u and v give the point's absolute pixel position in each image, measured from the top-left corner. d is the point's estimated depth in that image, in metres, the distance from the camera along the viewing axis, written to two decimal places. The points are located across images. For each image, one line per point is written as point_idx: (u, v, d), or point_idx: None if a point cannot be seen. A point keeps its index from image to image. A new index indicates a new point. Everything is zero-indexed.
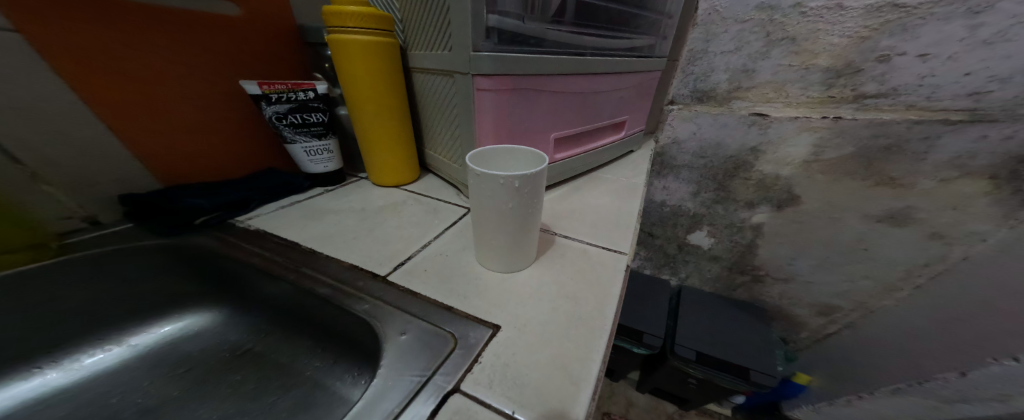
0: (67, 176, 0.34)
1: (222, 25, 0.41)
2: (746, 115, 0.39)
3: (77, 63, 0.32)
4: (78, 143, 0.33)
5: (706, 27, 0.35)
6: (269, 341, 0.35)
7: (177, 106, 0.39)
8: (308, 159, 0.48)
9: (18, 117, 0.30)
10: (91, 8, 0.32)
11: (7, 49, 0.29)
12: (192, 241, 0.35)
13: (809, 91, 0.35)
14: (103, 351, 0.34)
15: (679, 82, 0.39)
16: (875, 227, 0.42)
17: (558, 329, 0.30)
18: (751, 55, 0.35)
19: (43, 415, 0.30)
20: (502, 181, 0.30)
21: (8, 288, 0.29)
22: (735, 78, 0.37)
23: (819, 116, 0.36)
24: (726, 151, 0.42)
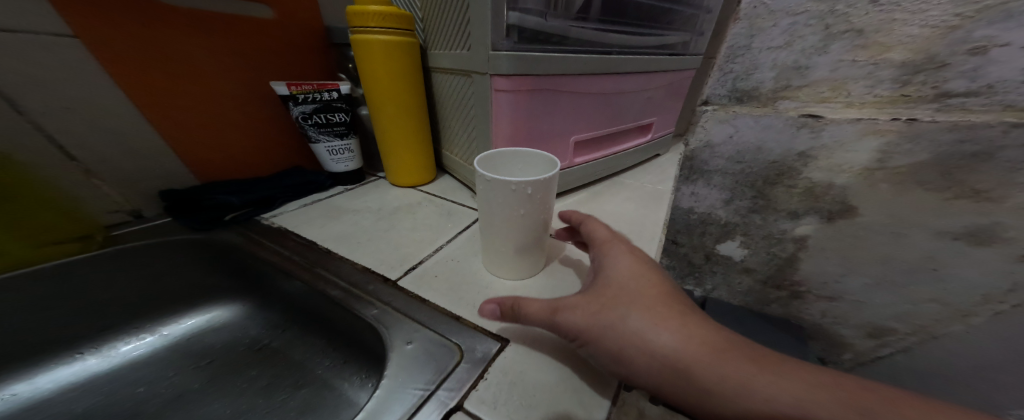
0: (115, 172, 0.36)
1: (256, 27, 0.43)
2: (794, 116, 0.23)
3: (124, 63, 0.34)
4: (124, 141, 0.36)
5: (749, 23, 0.22)
6: (285, 338, 0.37)
7: (213, 105, 0.41)
8: (330, 159, 0.50)
9: (73, 115, 0.32)
10: (138, 11, 0.34)
11: (64, 52, 0.31)
12: (220, 236, 0.37)
13: (875, 89, 0.20)
14: (138, 339, 0.35)
15: (714, 82, 0.25)
16: (951, 246, 0.22)
17: (569, 348, 0.28)
18: (805, 50, 0.21)
19: (81, 399, 0.31)
20: (514, 187, 0.28)
21: (56, 275, 0.31)
22: (785, 77, 0.23)
23: (887, 117, 0.20)
24: (767, 157, 0.25)
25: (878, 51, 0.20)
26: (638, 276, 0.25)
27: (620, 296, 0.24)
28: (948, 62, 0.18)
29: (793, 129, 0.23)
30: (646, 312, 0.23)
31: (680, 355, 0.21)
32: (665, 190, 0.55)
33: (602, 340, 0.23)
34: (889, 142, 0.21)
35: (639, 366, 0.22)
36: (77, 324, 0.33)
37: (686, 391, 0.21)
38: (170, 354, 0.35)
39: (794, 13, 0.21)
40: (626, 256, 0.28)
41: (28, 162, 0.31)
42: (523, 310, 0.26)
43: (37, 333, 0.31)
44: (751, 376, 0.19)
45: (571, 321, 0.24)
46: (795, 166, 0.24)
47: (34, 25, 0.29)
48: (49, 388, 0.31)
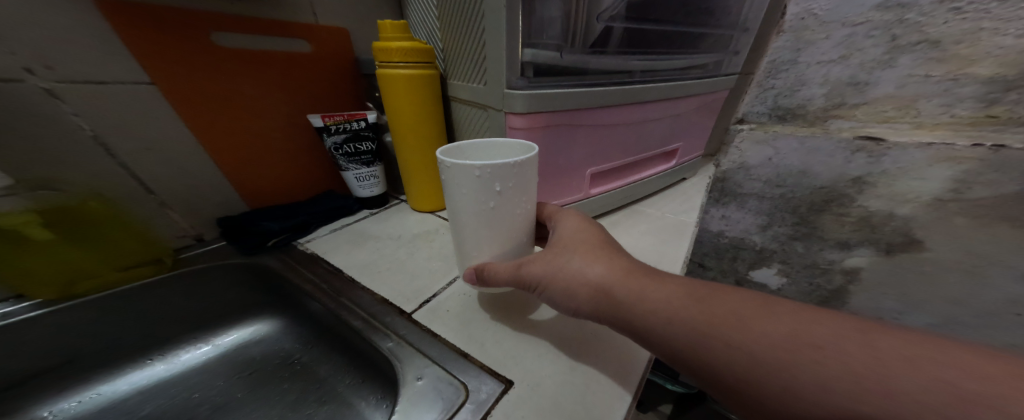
0: (183, 202, 0.42)
1: (297, 63, 0.47)
2: (848, 139, 0.23)
3: (188, 101, 0.39)
4: (191, 174, 0.42)
5: (795, 34, 0.23)
6: (312, 353, 0.40)
7: (261, 137, 0.46)
8: (358, 185, 0.53)
9: (155, 156, 0.39)
10: (202, 53, 0.39)
11: (148, 103, 0.37)
12: (262, 261, 0.42)
13: (957, 109, 0.20)
14: (196, 348, 0.41)
15: (751, 98, 0.27)
16: None
17: (574, 396, 0.27)
18: (865, 63, 0.22)
19: (150, 401, 0.37)
20: (476, 173, 0.26)
21: (138, 294, 0.38)
22: (837, 94, 0.23)
23: (971, 143, 0.20)
24: (816, 180, 0.26)
25: (961, 65, 0.20)
26: (581, 229, 0.32)
27: (566, 245, 0.30)
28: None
29: (847, 152, 0.24)
30: (582, 254, 0.29)
31: (606, 281, 0.27)
32: (689, 222, 0.53)
33: (555, 281, 0.29)
34: (967, 169, 0.21)
35: (583, 296, 0.28)
36: (150, 329, 0.39)
37: (612, 309, 0.27)
38: (220, 362, 0.40)
39: (854, 23, 0.21)
40: (571, 217, 0.34)
41: (118, 196, 0.37)
42: (490, 268, 0.31)
43: (121, 339, 0.38)
44: (649, 292, 0.26)
45: (532, 270, 0.29)
46: (848, 192, 0.25)
47: (122, 76, 0.35)
48: (126, 390, 0.37)
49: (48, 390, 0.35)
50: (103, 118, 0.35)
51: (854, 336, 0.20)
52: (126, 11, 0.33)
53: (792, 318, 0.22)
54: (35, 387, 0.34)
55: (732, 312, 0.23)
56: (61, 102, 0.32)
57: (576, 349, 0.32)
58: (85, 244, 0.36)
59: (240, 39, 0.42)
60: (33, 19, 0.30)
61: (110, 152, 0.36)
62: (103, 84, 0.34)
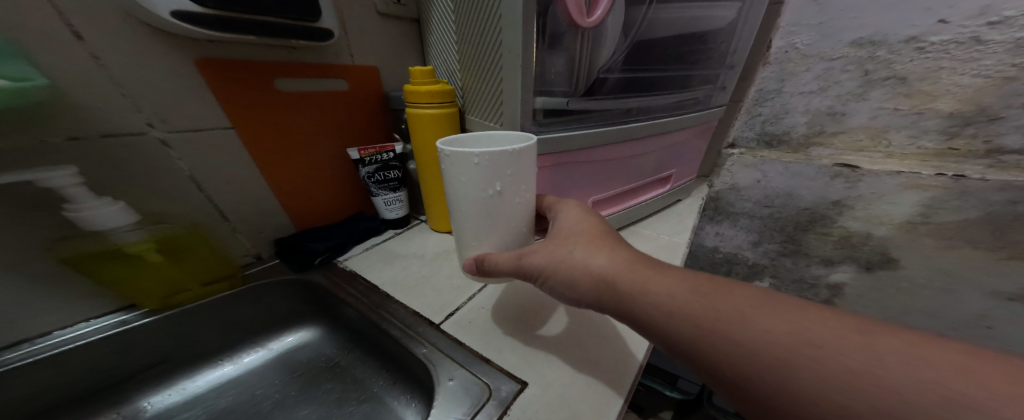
0: (248, 226, 0.48)
1: (336, 100, 0.54)
2: (829, 165, 0.40)
3: (254, 135, 0.46)
4: (255, 202, 0.48)
5: (783, 65, 0.41)
6: (350, 358, 0.47)
7: (308, 166, 0.53)
8: (385, 208, 0.60)
9: (229, 188, 0.45)
10: (266, 94, 0.45)
11: (227, 144, 0.44)
12: (310, 278, 0.48)
13: (920, 141, 0.36)
14: (256, 352, 0.47)
15: (744, 124, 0.46)
16: (1006, 304, 0.36)
17: (577, 394, 0.33)
18: (843, 95, 0.38)
19: (220, 396, 0.43)
20: (478, 160, 0.29)
21: (215, 305, 0.44)
22: (819, 122, 0.41)
23: (932, 172, 0.35)
24: (800, 203, 0.44)
25: (923, 101, 0.34)
26: (580, 221, 0.36)
27: (567, 237, 0.34)
28: (1001, 114, 0.31)
29: (832, 175, 0.40)
30: (584, 246, 0.33)
31: (606, 272, 0.32)
32: (681, 242, 0.59)
33: (558, 271, 0.33)
34: (933, 194, 0.35)
35: (585, 286, 0.32)
36: (220, 335, 0.46)
37: (612, 297, 0.31)
38: (274, 364, 0.46)
39: (832, 58, 0.37)
40: (572, 209, 0.38)
41: (204, 223, 0.44)
42: (492, 259, 0.34)
43: (196, 345, 0.44)
44: (652, 285, 0.30)
45: (534, 260, 0.33)
46: (830, 213, 0.42)
47: (211, 123, 0.42)
48: (200, 386, 0.43)
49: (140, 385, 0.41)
50: (197, 158, 0.42)
51: (854, 339, 0.24)
52: (217, 66, 0.40)
53: (790, 319, 0.25)
54: (131, 383, 0.41)
55: (733, 310, 0.27)
56: (169, 148, 0.40)
57: (580, 356, 0.37)
58: (184, 265, 0.42)
59: (298, 82, 0.49)
60: (153, 84, 0.37)
61: (201, 188, 0.43)
62: (198, 131, 0.41)
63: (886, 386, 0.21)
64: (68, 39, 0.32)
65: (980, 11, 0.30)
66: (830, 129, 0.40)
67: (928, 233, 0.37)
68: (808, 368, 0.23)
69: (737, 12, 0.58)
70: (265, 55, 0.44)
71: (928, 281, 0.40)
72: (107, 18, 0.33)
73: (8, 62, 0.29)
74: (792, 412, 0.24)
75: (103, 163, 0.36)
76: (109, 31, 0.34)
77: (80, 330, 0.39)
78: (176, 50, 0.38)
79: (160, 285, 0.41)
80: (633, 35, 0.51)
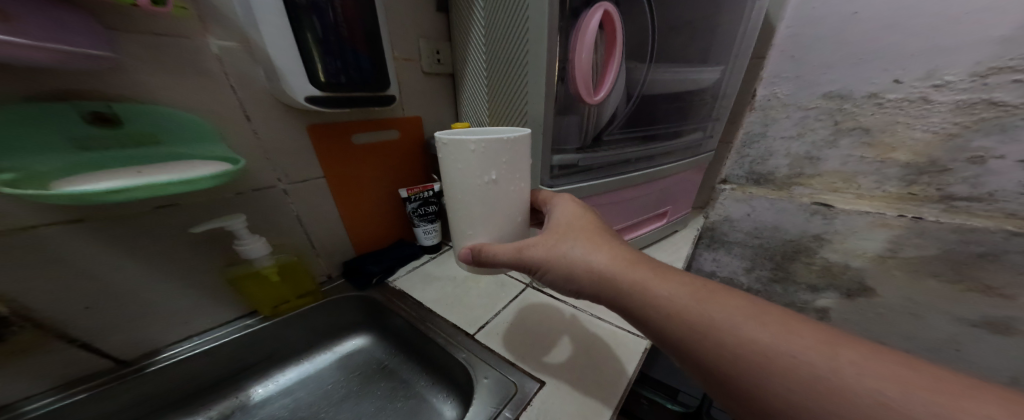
0: (326, 252, 0.58)
1: (392, 147, 0.62)
2: (808, 203, 0.48)
3: (336, 179, 0.55)
4: (334, 233, 0.58)
5: (766, 112, 0.50)
6: (398, 361, 0.57)
7: (369, 202, 0.62)
8: (422, 236, 0.69)
9: (318, 223, 0.55)
10: (346, 146, 0.55)
11: (320, 189, 0.54)
12: (369, 295, 0.59)
13: (885, 185, 0.44)
14: (323, 353, 0.57)
15: (736, 163, 0.56)
16: (970, 326, 0.42)
17: (585, 391, 0.41)
18: (817, 143, 0.47)
19: (299, 389, 0.52)
20: (471, 147, 0.33)
21: (303, 317, 0.54)
22: (799, 163, 0.49)
23: (893, 213, 0.42)
24: (785, 234, 0.52)
25: (883, 150, 0.43)
26: (576, 219, 0.41)
27: (567, 234, 0.39)
28: (948, 166, 0.39)
29: (809, 210, 0.48)
30: (584, 244, 0.38)
31: (602, 268, 0.36)
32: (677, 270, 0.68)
33: (557, 265, 0.37)
34: (897, 232, 0.42)
35: (581, 279, 0.37)
36: (300, 343, 0.55)
37: (606, 289, 0.36)
38: (337, 365, 0.56)
39: (807, 108, 0.46)
40: (569, 206, 0.43)
41: (301, 249, 0.55)
42: (489, 250, 0.38)
43: (284, 350, 0.53)
44: (650, 283, 0.34)
45: (534, 254, 0.38)
46: (812, 244, 0.49)
47: (314, 172, 0.52)
48: (281, 381, 0.52)
49: (245, 387, 0.50)
50: (303, 201, 0.52)
51: (824, 349, 0.28)
52: (320, 127, 0.50)
53: (777, 329, 0.29)
54: (237, 382, 0.50)
55: (725, 314, 0.31)
56: (287, 195, 0.50)
57: (589, 362, 0.45)
58: (289, 284, 0.52)
59: (367, 135, 0.57)
60: (284, 146, 0.48)
61: (301, 223, 0.53)
62: (306, 181, 0.51)
63: (837, 386, 0.26)
64: (240, 119, 0.42)
65: (926, 75, 0.38)
66: (809, 171, 0.49)
67: (897, 266, 0.44)
68: (765, 365, 0.28)
69: (717, 78, 0.66)
70: (350, 116, 0.54)
71: (902, 307, 0.46)
72: (264, 102, 0.44)
73: (215, 143, 0.41)
74: (753, 396, 0.29)
75: (247, 208, 0.46)
76: (262, 109, 0.44)
77: (212, 332, 0.48)
78: (299, 120, 0.48)
79: (271, 299, 0.50)
80: (637, 96, 0.60)
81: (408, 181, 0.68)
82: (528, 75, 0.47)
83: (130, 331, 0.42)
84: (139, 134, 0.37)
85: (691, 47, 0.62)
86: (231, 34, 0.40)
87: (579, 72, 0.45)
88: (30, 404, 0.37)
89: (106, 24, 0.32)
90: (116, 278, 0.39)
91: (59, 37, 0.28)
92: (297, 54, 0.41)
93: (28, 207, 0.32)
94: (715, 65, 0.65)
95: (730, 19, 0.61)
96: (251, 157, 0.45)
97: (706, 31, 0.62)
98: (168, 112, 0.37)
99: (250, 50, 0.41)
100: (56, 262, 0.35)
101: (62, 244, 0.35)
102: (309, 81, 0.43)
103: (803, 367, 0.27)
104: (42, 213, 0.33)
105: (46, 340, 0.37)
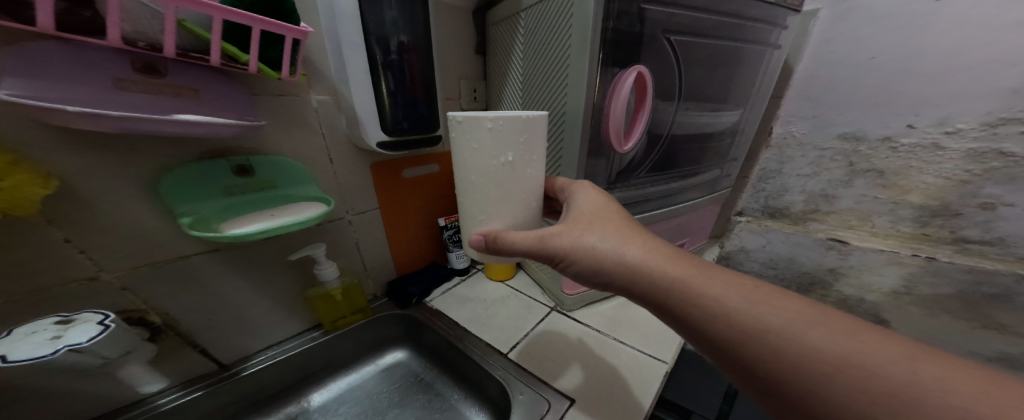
0: (375, 273, 0.65)
1: (436, 179, 0.69)
2: (824, 239, 0.47)
3: (387, 209, 0.62)
4: (382, 255, 0.65)
5: (781, 149, 0.51)
6: (433, 375, 0.62)
7: (411, 228, 0.68)
8: (455, 260, 0.74)
9: (371, 247, 0.62)
10: (398, 180, 0.61)
11: (375, 217, 0.61)
12: (410, 312, 0.64)
13: (899, 225, 0.43)
14: (367, 366, 0.62)
15: (749, 197, 0.56)
16: (993, 362, 0.39)
17: (612, 410, 0.45)
18: (832, 181, 0.47)
19: (348, 397, 0.57)
20: (489, 125, 0.31)
21: (357, 331, 0.60)
22: (814, 201, 0.49)
23: (910, 252, 0.41)
24: (801, 267, 0.51)
25: (901, 191, 0.42)
26: (604, 210, 0.40)
27: (594, 225, 0.38)
28: (960, 211, 0.38)
29: (827, 246, 0.47)
30: (615, 237, 0.36)
31: (633, 262, 0.35)
32: None
33: (583, 256, 0.36)
34: (912, 270, 0.41)
35: (606, 271, 0.36)
36: (349, 355, 0.60)
37: (635, 282, 0.35)
38: (379, 377, 0.61)
39: (822, 148, 0.47)
40: (592, 197, 0.42)
41: (356, 270, 0.61)
42: (507, 238, 0.36)
43: (337, 361, 0.59)
44: (691, 280, 0.33)
45: (558, 243, 0.37)
46: (828, 277, 0.48)
47: (372, 203, 0.59)
48: (331, 389, 0.58)
49: (305, 394, 0.56)
50: (360, 228, 0.59)
51: (903, 362, 0.25)
52: (380, 165, 0.58)
53: (846, 339, 0.27)
54: (300, 389, 0.56)
55: (785, 319, 0.29)
56: (350, 224, 0.57)
57: (614, 384, 0.49)
58: (348, 302, 0.59)
59: (415, 169, 0.64)
60: (353, 181, 0.55)
61: (358, 248, 0.60)
62: (365, 211, 0.59)
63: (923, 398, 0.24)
64: (325, 161, 0.50)
65: (939, 122, 0.38)
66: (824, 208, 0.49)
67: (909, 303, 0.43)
68: (820, 367, 0.27)
69: (736, 119, 0.71)
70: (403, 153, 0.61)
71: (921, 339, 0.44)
72: (342, 146, 0.52)
73: (309, 185, 0.49)
74: (806, 403, 0.27)
75: (322, 234, 0.54)
76: (340, 152, 0.52)
77: (283, 344, 0.55)
78: (365, 159, 0.56)
79: (331, 314, 0.57)
80: (663, 137, 0.64)
81: (446, 209, 0.74)
82: (565, 125, 0.53)
83: (232, 340, 0.49)
84: (262, 181, 0.45)
85: (721, 91, 0.66)
86: (326, 89, 0.48)
87: (611, 125, 0.50)
88: (159, 399, 0.44)
89: (253, 92, 0.40)
90: (229, 295, 0.46)
91: (225, 109, 0.36)
92: (374, 107, 0.48)
93: (181, 238, 0.40)
94: (735, 107, 0.69)
95: (749, 67, 0.65)
96: (331, 191, 0.52)
97: (728, 76, 0.64)
98: (284, 161, 0.46)
99: (338, 102, 0.49)
100: (192, 283, 0.42)
101: (198, 269, 0.42)
102: (379, 128, 0.50)
103: (831, 356, 0.27)
104: (188, 243, 0.41)
105: (175, 347, 0.44)
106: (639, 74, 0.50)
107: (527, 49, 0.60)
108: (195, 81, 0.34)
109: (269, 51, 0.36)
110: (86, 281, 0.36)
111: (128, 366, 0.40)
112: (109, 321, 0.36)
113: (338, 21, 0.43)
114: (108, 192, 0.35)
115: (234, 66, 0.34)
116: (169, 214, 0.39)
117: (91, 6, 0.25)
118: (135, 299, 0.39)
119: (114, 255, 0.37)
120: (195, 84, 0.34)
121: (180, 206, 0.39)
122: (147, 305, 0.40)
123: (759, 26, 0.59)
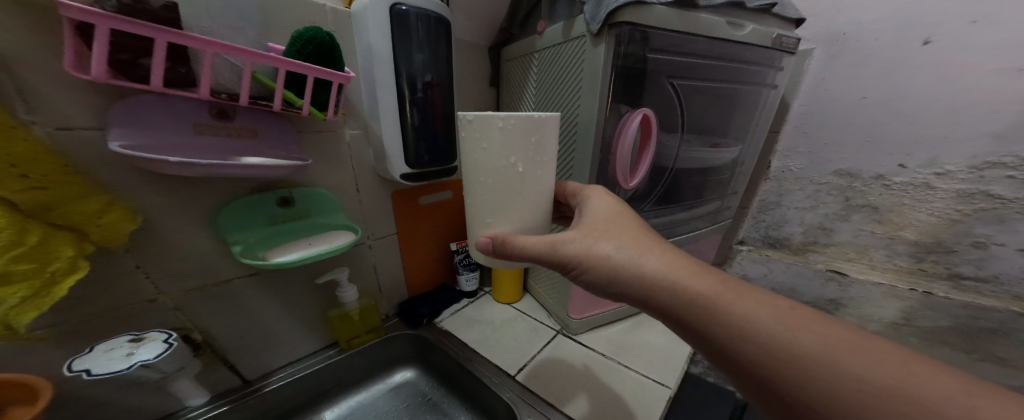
0: (388, 294, 0.68)
1: (450, 204, 0.72)
2: (823, 271, 0.62)
3: (403, 234, 0.65)
4: (395, 278, 0.67)
5: (779, 182, 0.71)
6: (440, 394, 0.63)
7: (424, 251, 0.71)
8: (464, 282, 0.76)
9: (387, 269, 0.65)
10: (415, 206, 0.65)
11: (393, 242, 0.64)
12: (420, 332, 0.66)
13: (896, 259, 0.56)
14: (376, 385, 0.63)
15: (751, 227, 0.76)
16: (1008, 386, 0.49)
17: None
18: (828, 216, 0.63)
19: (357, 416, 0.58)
20: (499, 123, 0.31)
21: (369, 350, 0.62)
22: (812, 234, 0.66)
23: (907, 288, 0.53)
24: (804, 296, 0.66)
25: (895, 228, 0.56)
26: (621, 218, 0.40)
27: (610, 233, 0.38)
28: (953, 248, 0.50)
29: (829, 277, 0.61)
30: (633, 246, 0.36)
31: (650, 273, 0.35)
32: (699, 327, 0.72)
33: (597, 263, 0.36)
34: (910, 303, 0.53)
35: (619, 280, 0.36)
36: (361, 373, 0.62)
37: (649, 291, 0.34)
38: (388, 396, 0.62)
39: (817, 183, 0.64)
40: (610, 204, 0.42)
41: (371, 291, 0.64)
42: (515, 241, 0.37)
43: (347, 380, 0.61)
44: (710, 293, 0.32)
45: (570, 248, 0.37)
46: (829, 306, 0.63)
47: (390, 228, 0.63)
48: (340, 408, 0.59)
49: (319, 411, 0.57)
50: (379, 251, 0.62)
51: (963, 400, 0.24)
52: (400, 193, 0.61)
53: (886, 367, 0.26)
54: (314, 406, 0.57)
55: (811, 338, 0.28)
56: (370, 248, 0.60)
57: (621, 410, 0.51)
58: (363, 322, 0.61)
59: (430, 196, 0.68)
60: (375, 208, 0.59)
61: (375, 270, 0.63)
62: (384, 236, 0.62)
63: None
64: (352, 191, 0.54)
65: (929, 164, 0.51)
66: (822, 240, 0.65)
67: (911, 333, 0.54)
68: (849, 394, 0.26)
69: (735, 154, 0.73)
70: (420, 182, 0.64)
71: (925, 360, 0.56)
72: (367, 176, 0.56)
73: (337, 214, 0.52)
74: None
75: (344, 258, 0.57)
76: (366, 182, 0.56)
77: (299, 362, 0.57)
78: (387, 187, 0.60)
79: (348, 333, 0.60)
80: (667, 170, 0.67)
81: (457, 232, 0.76)
82: (576, 160, 0.57)
83: (255, 357, 0.52)
84: (301, 211, 0.49)
85: (718, 128, 0.69)
86: (358, 124, 0.52)
87: (619, 162, 0.54)
88: (190, 412, 0.47)
89: (299, 130, 0.46)
90: (259, 313, 0.49)
91: (277, 148, 0.43)
92: (401, 140, 0.52)
93: (225, 261, 0.44)
94: (734, 142, 0.71)
95: (746, 105, 0.68)
96: (356, 217, 0.56)
97: (725, 114, 0.68)
98: (319, 193, 0.50)
99: (368, 137, 0.54)
100: (232, 302, 0.46)
101: (239, 290, 0.46)
102: (404, 160, 0.53)
103: (861, 381, 0.26)
104: (228, 266, 0.45)
105: (210, 361, 0.47)
106: (646, 116, 0.53)
107: (541, 85, 0.64)
108: (257, 124, 0.41)
109: (317, 96, 0.41)
110: (147, 302, 0.40)
111: (178, 380, 0.44)
112: (172, 339, 0.40)
113: (375, 64, 0.47)
114: (171, 220, 0.39)
115: (290, 110, 0.39)
116: (221, 241, 0.43)
117: (186, 64, 0.32)
118: (185, 318, 0.43)
119: (173, 278, 0.41)
120: (258, 126, 0.41)
121: (232, 235, 0.43)
122: (193, 324, 0.44)
123: (756, 68, 0.62)
